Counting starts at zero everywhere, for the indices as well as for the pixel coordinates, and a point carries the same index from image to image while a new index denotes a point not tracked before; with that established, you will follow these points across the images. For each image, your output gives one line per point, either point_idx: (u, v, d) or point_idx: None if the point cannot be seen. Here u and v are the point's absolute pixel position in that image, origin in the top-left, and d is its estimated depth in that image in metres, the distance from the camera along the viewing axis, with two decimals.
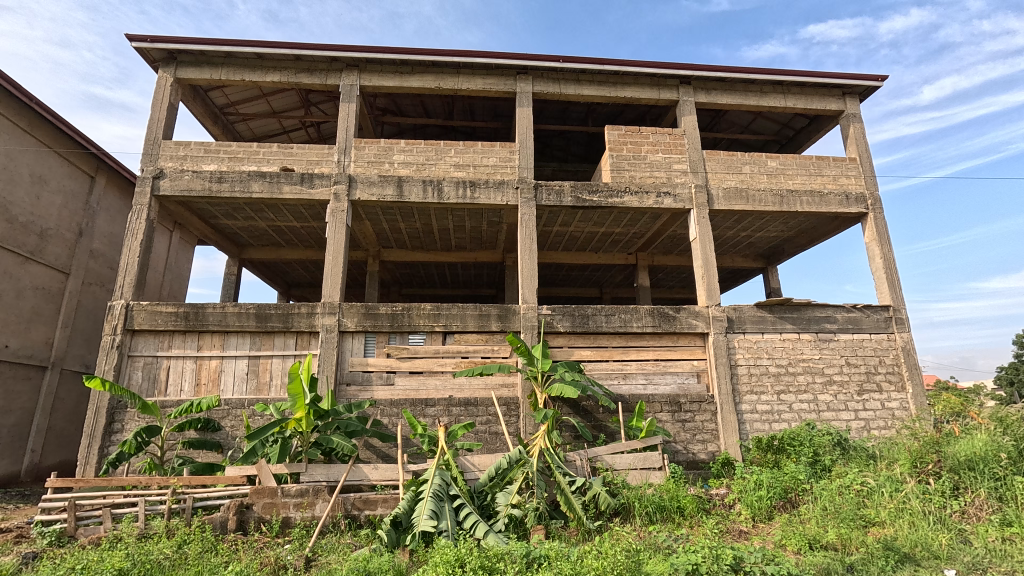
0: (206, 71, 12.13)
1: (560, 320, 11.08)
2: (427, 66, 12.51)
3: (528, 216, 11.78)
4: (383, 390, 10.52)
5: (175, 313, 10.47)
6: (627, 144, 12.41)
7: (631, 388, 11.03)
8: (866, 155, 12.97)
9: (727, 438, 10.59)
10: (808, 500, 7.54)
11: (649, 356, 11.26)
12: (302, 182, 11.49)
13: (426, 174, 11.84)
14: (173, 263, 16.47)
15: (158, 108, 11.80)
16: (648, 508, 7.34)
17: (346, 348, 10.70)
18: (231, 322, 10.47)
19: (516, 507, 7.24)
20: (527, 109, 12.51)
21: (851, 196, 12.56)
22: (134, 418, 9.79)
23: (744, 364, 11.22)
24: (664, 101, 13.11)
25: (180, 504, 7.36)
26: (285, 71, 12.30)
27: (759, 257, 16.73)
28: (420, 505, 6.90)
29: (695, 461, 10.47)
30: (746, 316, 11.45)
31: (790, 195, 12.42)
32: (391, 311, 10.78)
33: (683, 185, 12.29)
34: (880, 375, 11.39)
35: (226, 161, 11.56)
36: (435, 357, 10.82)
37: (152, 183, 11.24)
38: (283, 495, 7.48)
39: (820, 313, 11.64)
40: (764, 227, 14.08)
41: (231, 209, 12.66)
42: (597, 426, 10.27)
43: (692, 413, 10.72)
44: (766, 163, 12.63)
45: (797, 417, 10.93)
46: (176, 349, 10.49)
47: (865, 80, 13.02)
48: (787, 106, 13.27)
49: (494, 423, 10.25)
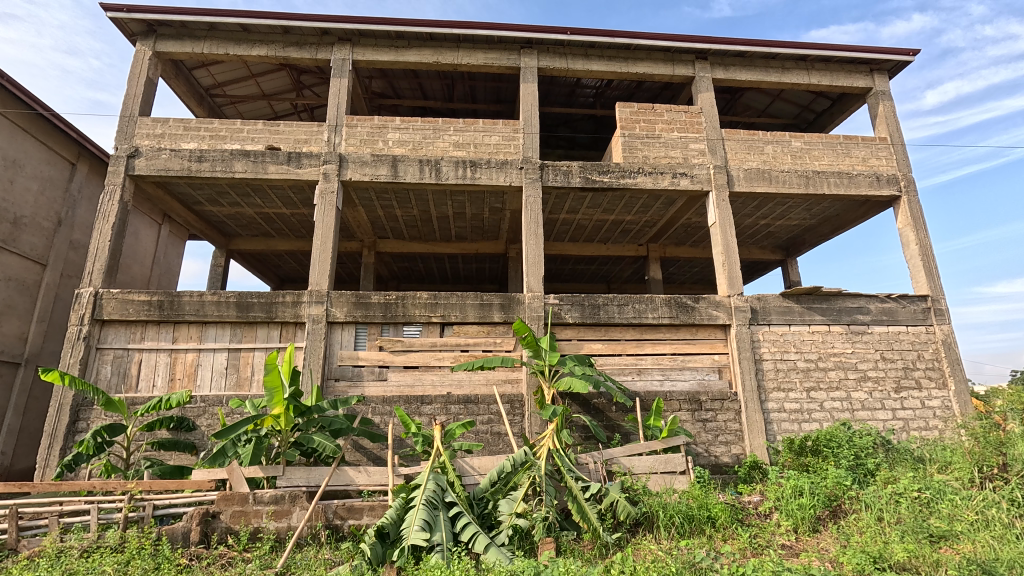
0: (188, 45, 11.29)
1: (569, 310, 10.14)
2: (425, 40, 11.66)
3: (534, 198, 10.88)
4: (374, 387, 9.60)
5: (148, 302, 9.59)
6: (641, 121, 11.50)
7: (647, 385, 10.07)
8: (897, 135, 12.03)
9: (753, 439, 9.62)
10: (861, 511, 6.54)
11: (666, 350, 10.32)
12: (289, 162, 10.62)
13: (423, 153, 10.96)
14: (161, 257, 15.58)
15: (134, 82, 10.95)
16: (675, 519, 6.38)
17: (334, 340, 9.79)
18: (209, 311, 9.59)
19: (521, 516, 6.32)
20: (532, 85, 11.63)
21: (882, 177, 11.63)
22: (100, 415, 8.88)
23: (770, 359, 10.25)
24: (679, 77, 12.22)
25: (138, 513, 6.48)
26: (272, 45, 11.45)
27: (777, 248, 15.81)
28: (410, 514, 5.94)
29: (718, 466, 9.51)
30: (771, 306, 10.50)
31: (816, 176, 11.48)
32: (384, 300, 9.88)
33: (701, 166, 11.38)
34: (918, 371, 10.40)
35: (207, 139, 10.67)
36: (432, 350, 9.88)
37: (125, 163, 10.37)
38: (255, 503, 6.55)
39: (852, 303, 10.67)
40: (786, 213, 13.15)
41: (215, 194, 11.83)
42: (610, 426, 9.32)
43: (713, 412, 9.77)
44: (789, 142, 11.71)
45: (828, 417, 9.95)
46: (149, 342, 9.60)
47: (896, 54, 12.11)
48: (811, 83, 12.34)
49: (497, 422, 9.33)
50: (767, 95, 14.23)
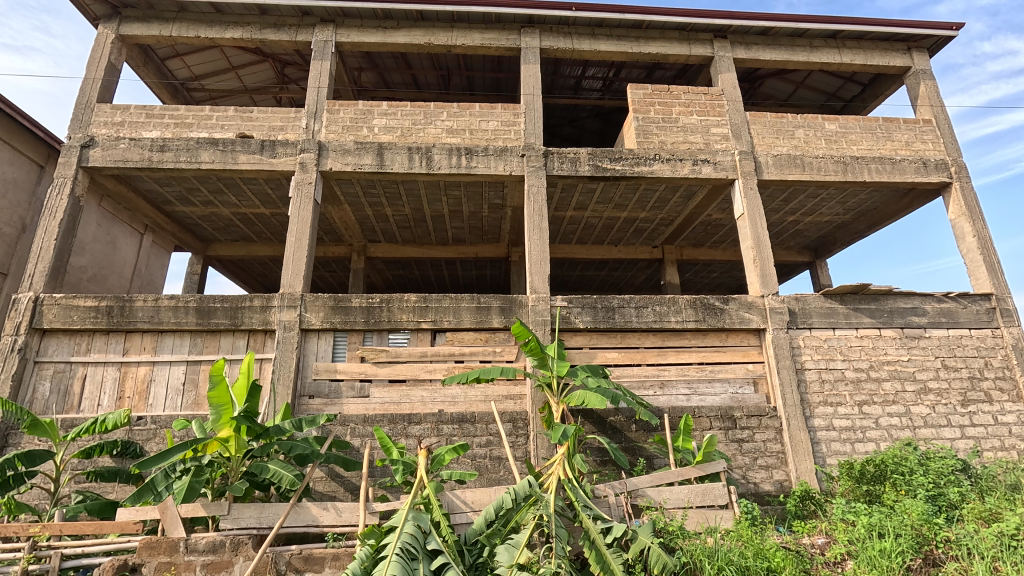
0: (154, 27, 10.25)
1: (579, 313, 8.80)
2: (416, 20, 10.60)
3: (537, 187, 9.63)
4: (355, 405, 8.27)
5: (96, 308, 8.34)
6: (656, 104, 10.29)
7: (671, 401, 8.68)
8: (943, 116, 10.75)
9: (800, 463, 8.18)
10: (966, 561, 5.13)
11: (692, 359, 8.94)
12: (262, 151, 9.47)
13: (412, 141, 9.79)
14: (145, 270, 12.84)
15: (94, 67, 9.89)
16: (724, 572, 4.98)
17: (309, 350, 8.49)
18: (165, 318, 8.34)
19: (525, 569, 4.91)
20: (534, 66, 10.51)
21: (929, 163, 10.33)
22: (32, 440, 7.61)
23: (813, 368, 8.83)
24: (696, 58, 11.06)
25: (41, 566, 5.21)
26: (248, 27, 10.42)
27: (805, 249, 14.50)
28: (380, 569, 4.56)
29: (759, 496, 8.04)
30: (812, 307, 9.12)
31: (855, 161, 10.22)
32: (366, 304, 8.60)
33: (724, 151, 10.13)
34: (987, 381, 8.94)
35: (171, 127, 9.55)
36: (422, 361, 8.56)
37: (79, 153, 9.25)
38: (187, 552, 5.26)
39: (905, 304, 9.26)
40: (816, 207, 11.88)
41: (186, 191, 10.72)
42: (631, 449, 7.90)
43: (750, 431, 8.34)
44: (823, 125, 10.47)
45: (886, 436, 8.49)
46: (96, 354, 8.32)
47: (938, 28, 10.90)
48: (843, 62, 11.14)
49: (497, 445, 7.96)
50: (790, 82, 13.09)
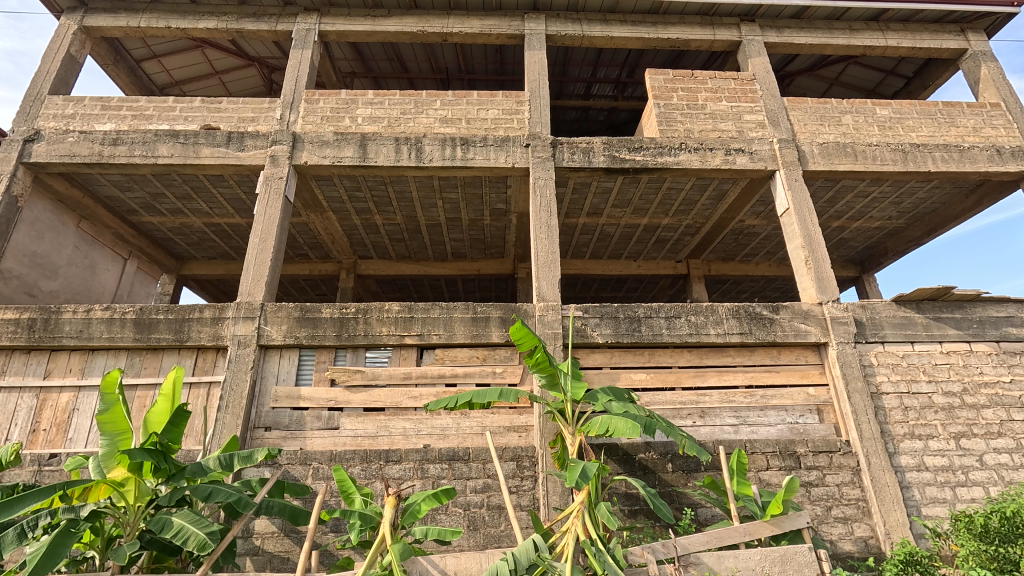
0: (122, 18, 9.32)
1: (597, 325, 7.18)
2: (409, 8, 9.63)
3: (544, 180, 8.25)
4: (321, 439, 6.65)
5: (15, 321, 6.92)
6: (679, 90, 9.00)
7: (715, 434, 6.94)
8: (1013, 100, 9.31)
9: (889, 515, 6.34)
10: None
11: (738, 381, 7.24)
12: (228, 144, 8.28)
13: (400, 131, 8.57)
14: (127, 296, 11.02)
15: (50, 59, 8.93)
16: None
17: (268, 371, 6.97)
18: (96, 332, 6.90)
19: None
20: (539, 52, 9.35)
21: (1004, 150, 8.81)
22: None
23: (892, 392, 7.07)
24: (721, 43, 9.86)
25: None
26: (224, 17, 9.47)
27: (849, 262, 12.89)
28: None
29: (841, 560, 6.18)
30: (883, 317, 7.42)
31: (915, 149, 8.74)
32: (339, 315, 7.09)
33: (761, 140, 8.74)
34: None
35: (129, 119, 8.47)
36: (405, 385, 6.98)
37: (21, 148, 8.20)
38: None
39: (998, 312, 7.53)
40: (865, 209, 10.37)
41: (150, 197, 9.56)
42: (670, 495, 6.16)
43: (820, 473, 6.57)
44: (874, 111, 9.09)
45: (995, 479, 6.63)
46: (12, 377, 6.87)
47: (998, 3, 9.60)
48: (889, 45, 9.85)
49: (495, 490, 6.27)
50: (822, 78, 11.87)
